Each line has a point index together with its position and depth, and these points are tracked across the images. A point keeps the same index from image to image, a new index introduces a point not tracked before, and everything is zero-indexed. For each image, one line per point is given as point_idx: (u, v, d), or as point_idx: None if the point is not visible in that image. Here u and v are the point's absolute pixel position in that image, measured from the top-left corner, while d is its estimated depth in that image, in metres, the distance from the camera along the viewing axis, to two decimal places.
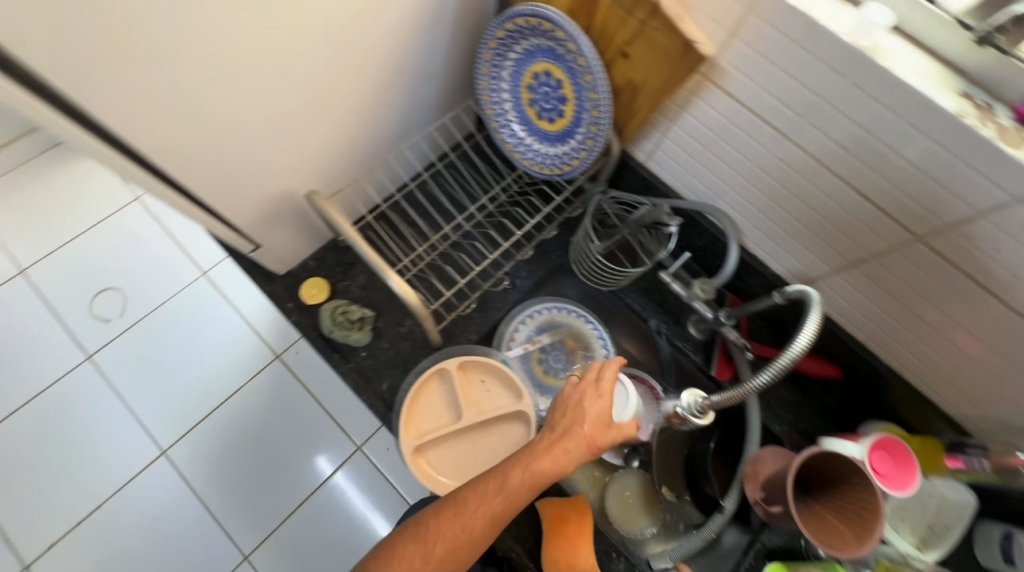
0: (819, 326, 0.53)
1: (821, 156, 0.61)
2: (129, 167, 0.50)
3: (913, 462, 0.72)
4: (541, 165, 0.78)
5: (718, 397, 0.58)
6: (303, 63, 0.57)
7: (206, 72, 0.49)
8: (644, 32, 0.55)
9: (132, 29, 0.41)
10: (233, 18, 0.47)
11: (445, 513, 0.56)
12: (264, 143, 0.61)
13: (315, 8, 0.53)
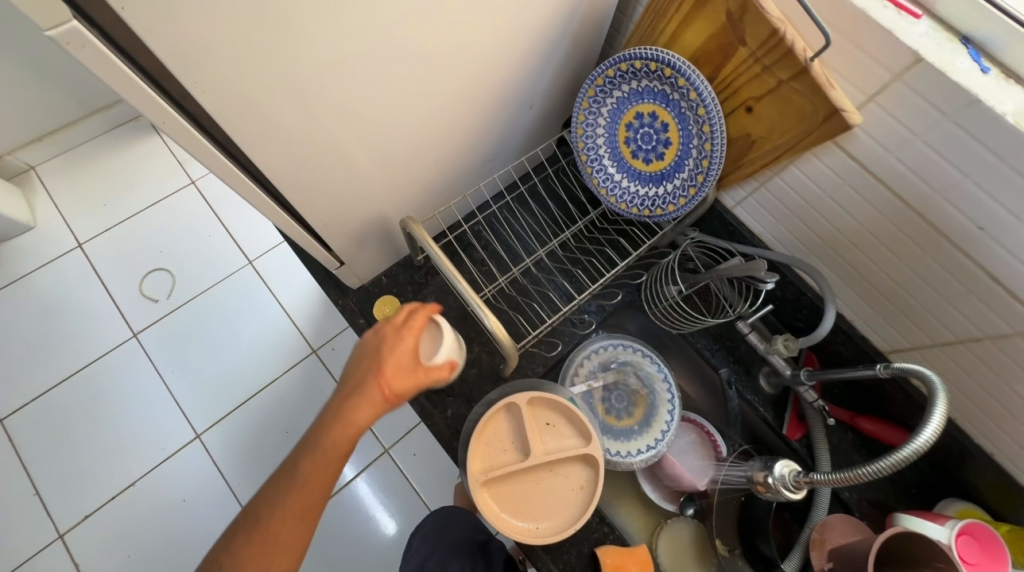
0: (945, 419, 0.50)
1: (947, 230, 0.58)
2: (248, 187, 0.49)
3: (1005, 555, 0.68)
4: (629, 204, 0.76)
5: (822, 476, 0.55)
6: (426, 95, 0.57)
7: (346, 102, 0.49)
8: (781, 90, 0.53)
9: (291, 62, 0.41)
10: (378, 53, 0.47)
11: (250, 538, 0.47)
12: (372, 167, 0.61)
13: (449, 43, 0.53)
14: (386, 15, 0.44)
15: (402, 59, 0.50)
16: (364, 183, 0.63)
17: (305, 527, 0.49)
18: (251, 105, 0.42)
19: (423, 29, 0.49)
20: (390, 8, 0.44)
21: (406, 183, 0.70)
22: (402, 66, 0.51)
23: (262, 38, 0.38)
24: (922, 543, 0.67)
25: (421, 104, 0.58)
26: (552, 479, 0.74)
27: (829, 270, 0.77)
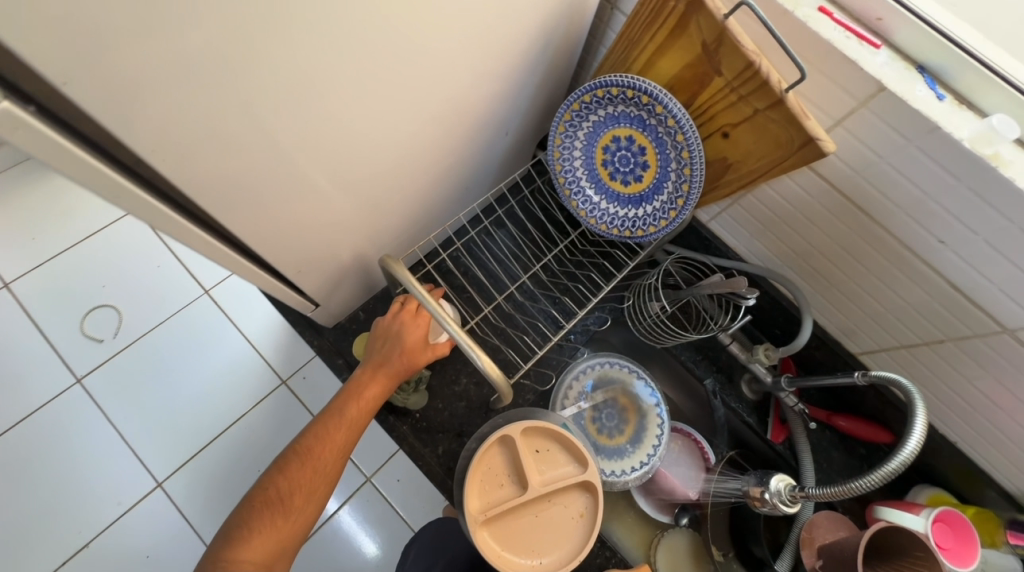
0: (925, 431, 0.52)
1: (910, 243, 0.61)
2: (212, 244, 0.45)
3: (974, 538, 0.73)
4: (609, 225, 0.76)
5: (817, 491, 0.56)
6: (403, 132, 0.55)
7: (323, 147, 0.47)
8: (757, 118, 0.54)
9: (262, 115, 0.38)
10: (356, 97, 0.45)
11: (300, 470, 0.61)
12: (349, 206, 0.58)
13: (426, 81, 0.51)
14: (361, 60, 0.42)
15: (378, 100, 0.47)
16: (340, 224, 0.60)
17: (341, 456, 0.65)
18: (216, 163, 0.38)
19: (400, 69, 0.46)
20: (367, 52, 0.41)
21: (383, 218, 0.67)
22: (378, 108, 0.48)
23: (230, 93, 0.35)
24: (900, 534, 0.71)
25: (398, 141, 0.55)
26: (551, 510, 0.72)
27: (802, 279, 0.80)
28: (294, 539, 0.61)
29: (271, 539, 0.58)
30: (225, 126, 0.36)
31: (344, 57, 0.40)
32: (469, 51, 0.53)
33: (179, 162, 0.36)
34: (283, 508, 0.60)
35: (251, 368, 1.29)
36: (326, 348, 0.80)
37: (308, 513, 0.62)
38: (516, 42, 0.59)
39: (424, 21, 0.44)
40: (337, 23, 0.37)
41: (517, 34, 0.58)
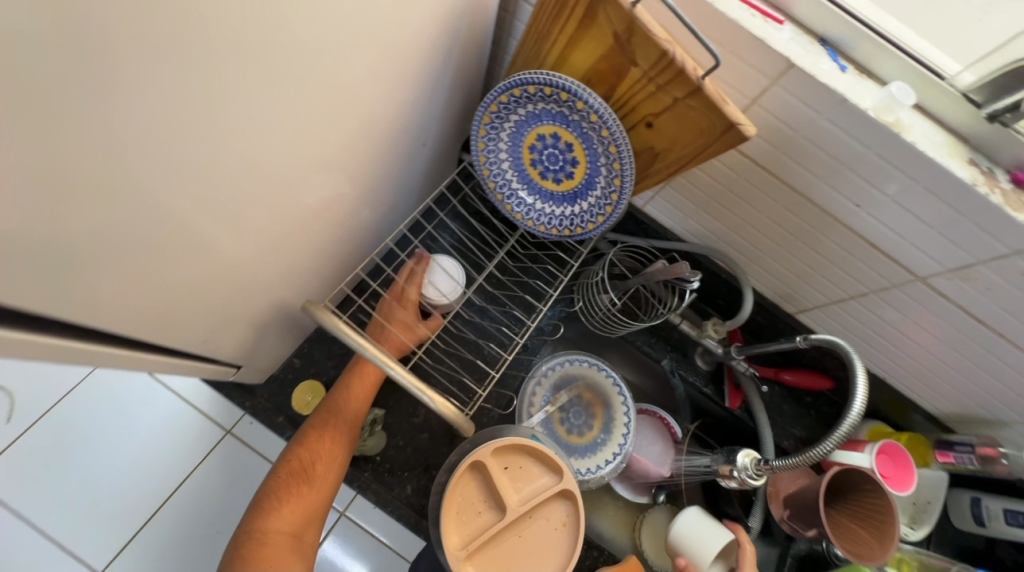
0: (867, 388, 0.55)
1: (831, 209, 0.64)
2: (84, 353, 0.37)
3: (910, 464, 0.81)
4: (547, 226, 0.73)
5: (781, 463, 0.59)
6: (302, 171, 0.47)
7: (206, 209, 0.39)
8: (677, 107, 0.53)
9: (118, 200, 0.31)
10: (235, 146, 0.37)
11: (319, 440, 0.62)
12: (254, 259, 0.50)
13: (319, 112, 0.44)
14: (233, 106, 0.35)
15: (265, 143, 0.40)
16: (247, 281, 0.52)
17: (355, 428, 0.66)
18: (67, 269, 0.31)
19: (285, 106, 0.39)
20: (238, 96, 0.34)
21: (300, 261, 0.59)
22: (267, 153, 0.41)
23: (66, 191, 0.27)
24: (851, 473, 0.78)
25: (300, 182, 0.48)
26: (534, 525, 0.71)
27: (736, 252, 0.82)
28: (319, 510, 0.60)
29: (298, 508, 0.57)
30: (68, 228, 0.29)
31: (211, 107, 0.33)
32: (363, 70, 0.46)
33: (11, 284, 0.28)
34: (306, 476, 0.59)
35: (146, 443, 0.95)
36: (261, 407, 0.71)
37: (330, 482, 0.61)
38: (415, 51, 0.53)
39: (304, 49, 0.37)
40: (195, 68, 0.30)
41: (414, 42, 0.52)
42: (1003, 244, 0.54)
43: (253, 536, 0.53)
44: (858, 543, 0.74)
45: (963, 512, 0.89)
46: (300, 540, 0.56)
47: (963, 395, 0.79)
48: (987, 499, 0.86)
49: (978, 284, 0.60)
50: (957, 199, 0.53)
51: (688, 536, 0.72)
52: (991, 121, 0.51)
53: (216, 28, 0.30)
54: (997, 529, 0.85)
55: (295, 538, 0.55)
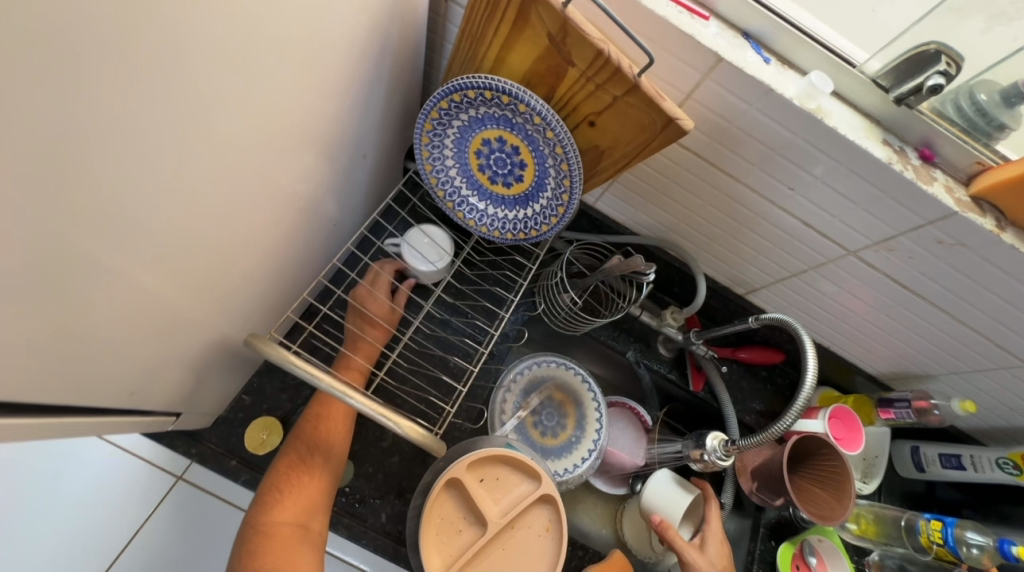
0: (817, 361, 0.58)
1: (767, 194, 0.67)
2: None
3: (858, 425, 0.86)
4: (501, 231, 0.72)
5: (747, 443, 0.61)
6: (235, 199, 0.44)
7: (120, 251, 0.35)
8: (618, 105, 0.53)
9: (1, 255, 0.26)
10: (149, 180, 0.33)
11: (314, 429, 0.62)
12: (184, 298, 0.45)
13: (245, 133, 0.41)
14: (140, 137, 0.31)
15: (187, 173, 0.37)
16: (178, 322, 0.47)
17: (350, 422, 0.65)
18: None
19: (205, 130, 0.36)
20: (144, 126, 0.31)
21: (239, 292, 0.55)
22: (193, 182, 0.37)
23: None
24: (809, 441, 0.82)
25: (232, 208, 0.44)
26: (517, 534, 0.70)
27: (685, 240, 0.84)
28: (324, 499, 0.59)
29: (302, 499, 0.57)
30: None
31: (114, 140, 0.29)
32: (290, 86, 0.43)
33: None
34: (305, 467, 0.59)
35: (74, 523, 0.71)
36: (209, 454, 0.65)
37: (331, 470, 0.61)
38: (344, 62, 0.51)
39: (220, 69, 0.34)
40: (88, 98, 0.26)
41: (342, 52, 0.50)
42: (919, 216, 0.59)
43: (260, 531, 0.53)
44: (822, 506, 0.80)
45: (905, 462, 0.97)
46: (307, 529, 0.55)
47: (896, 354, 0.86)
48: (923, 446, 0.95)
49: (900, 253, 0.65)
50: (877, 177, 0.57)
51: (658, 499, 0.74)
52: (898, 104, 0.55)
53: (110, 51, 0.26)
54: (934, 473, 0.93)
55: (302, 528, 0.55)
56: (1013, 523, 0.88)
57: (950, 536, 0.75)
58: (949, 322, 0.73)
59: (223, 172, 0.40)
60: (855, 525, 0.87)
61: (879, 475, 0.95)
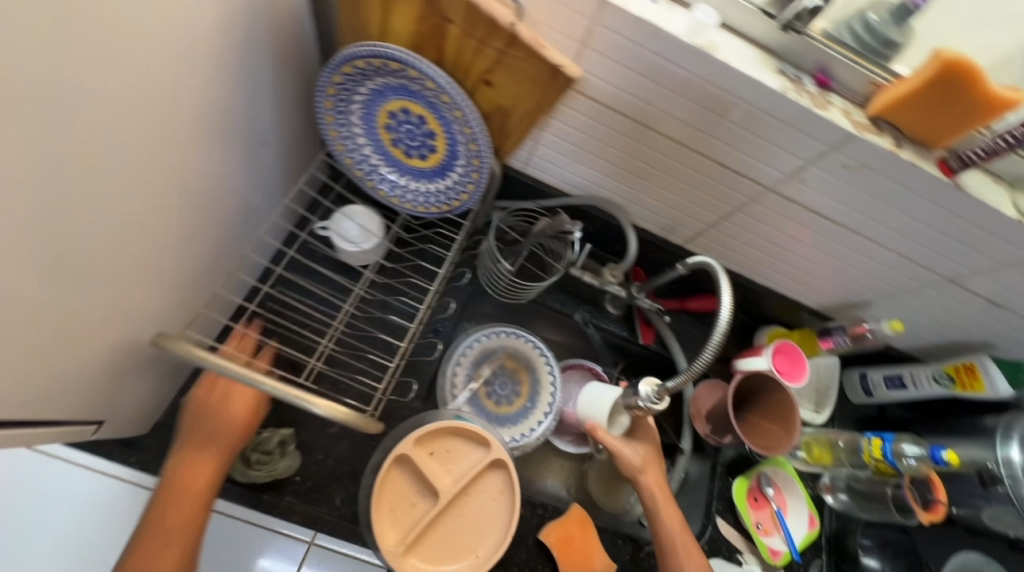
0: (733, 295, 0.59)
1: (680, 138, 0.67)
2: None
3: (801, 357, 0.89)
4: (426, 205, 0.72)
5: (674, 384, 0.63)
6: (113, 198, 0.42)
7: None
8: (506, 60, 0.52)
9: None
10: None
11: (160, 522, 0.55)
12: (79, 309, 0.44)
13: (105, 130, 0.39)
14: None
15: (42, 176, 0.35)
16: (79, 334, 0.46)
17: (210, 480, 0.58)
18: None
19: (53, 127, 0.35)
20: None
21: (148, 295, 0.53)
22: (53, 183, 0.36)
23: None
24: (755, 378, 0.85)
25: (114, 208, 0.43)
26: (472, 500, 0.71)
27: (616, 196, 0.84)
28: None
29: None
30: None
31: None
32: (150, 73, 0.41)
33: None
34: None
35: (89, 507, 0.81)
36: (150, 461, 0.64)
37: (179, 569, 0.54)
38: (216, 43, 0.48)
39: (52, 60, 0.33)
40: None
41: (210, 32, 0.47)
42: (822, 142, 0.59)
43: None
44: (769, 438, 0.82)
45: (854, 387, 1.00)
46: None
47: (832, 285, 0.87)
48: (870, 372, 0.97)
49: (814, 184, 0.66)
50: (779, 108, 0.57)
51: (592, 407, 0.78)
52: (786, 31, 0.56)
53: None
54: (881, 396, 0.95)
55: None
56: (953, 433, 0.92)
57: (890, 451, 0.78)
58: (874, 248, 0.74)
59: (88, 169, 0.38)
60: (807, 454, 0.89)
61: (830, 404, 0.97)
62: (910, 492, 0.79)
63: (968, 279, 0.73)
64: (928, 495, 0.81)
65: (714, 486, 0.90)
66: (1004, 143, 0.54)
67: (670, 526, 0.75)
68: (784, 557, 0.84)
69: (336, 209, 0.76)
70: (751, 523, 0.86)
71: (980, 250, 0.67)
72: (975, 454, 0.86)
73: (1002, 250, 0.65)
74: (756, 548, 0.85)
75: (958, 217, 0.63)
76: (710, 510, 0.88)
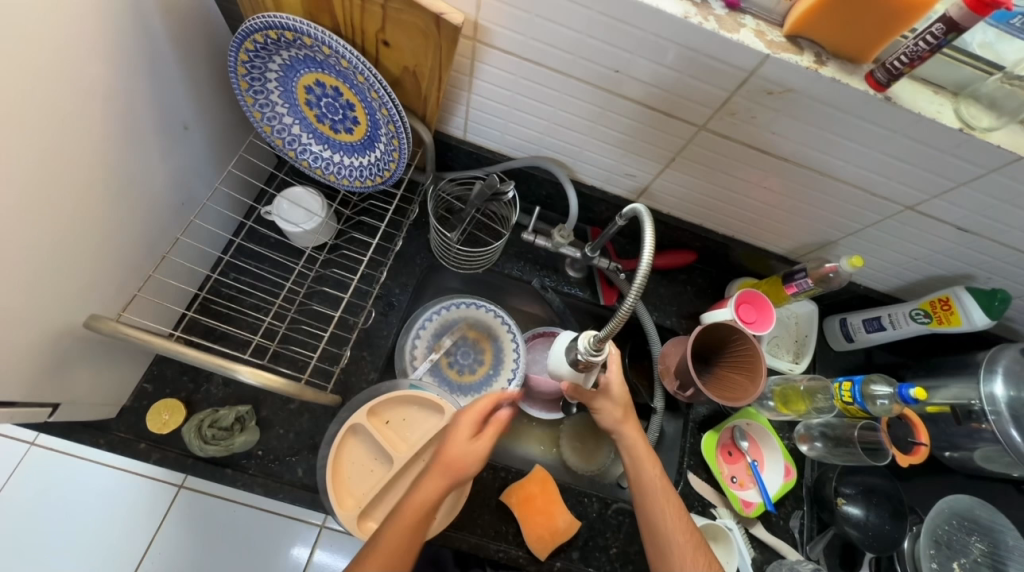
0: (656, 235, 0.57)
1: (600, 82, 0.65)
2: None
3: (768, 304, 0.86)
4: (360, 179, 0.73)
5: (603, 332, 0.59)
6: (16, 178, 0.45)
7: None
8: (390, 14, 0.52)
9: None
10: None
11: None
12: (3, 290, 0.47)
13: None
14: None
15: None
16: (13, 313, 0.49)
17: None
18: None
19: None
20: None
21: (83, 279, 0.56)
22: None
23: None
24: (719, 329, 0.82)
25: (19, 190, 0.45)
26: (429, 464, 0.73)
27: (560, 154, 0.81)
28: None
29: None
30: None
31: None
32: (32, 54, 0.43)
33: None
34: None
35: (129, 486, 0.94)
36: (118, 441, 0.68)
37: None
38: (108, 25, 0.50)
39: None
40: None
41: (100, 15, 0.49)
42: (738, 67, 0.56)
43: None
44: (737, 389, 0.79)
45: (835, 334, 0.95)
46: None
47: (795, 227, 0.83)
48: (850, 317, 0.93)
49: (744, 115, 0.63)
50: (684, 35, 0.55)
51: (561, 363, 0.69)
52: None
53: None
54: (861, 341, 0.91)
55: None
56: (939, 373, 0.88)
57: (860, 394, 0.76)
58: (825, 181, 0.70)
59: None
60: (777, 402, 0.86)
61: (809, 352, 0.93)
62: (885, 433, 0.77)
63: (929, 204, 0.68)
64: (908, 438, 0.78)
65: (685, 442, 0.88)
66: (925, 45, 0.49)
67: (648, 477, 0.70)
68: (757, 508, 0.82)
69: (278, 194, 0.78)
70: (721, 475, 0.84)
71: (930, 169, 0.63)
72: (959, 392, 0.82)
73: (954, 167, 0.61)
74: (728, 501, 0.83)
75: (897, 134, 0.59)
76: (682, 466, 0.86)
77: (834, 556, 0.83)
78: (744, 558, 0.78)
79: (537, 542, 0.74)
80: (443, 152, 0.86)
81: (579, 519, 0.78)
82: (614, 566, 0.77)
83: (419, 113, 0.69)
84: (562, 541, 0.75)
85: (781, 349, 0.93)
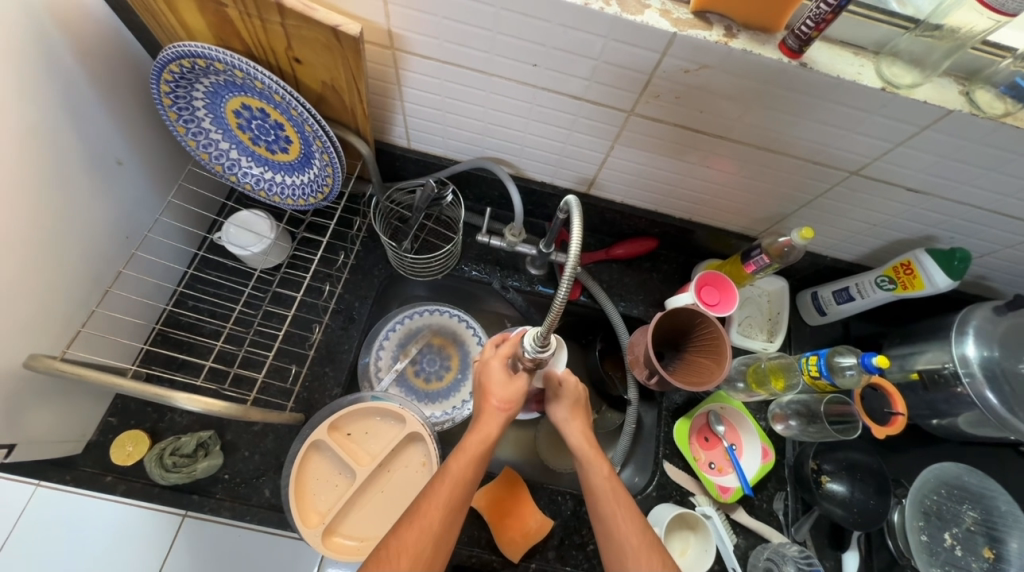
0: (584, 229, 0.53)
1: (522, 77, 0.64)
2: None
3: (729, 284, 0.85)
4: (304, 196, 0.73)
5: (542, 327, 0.55)
6: None
7: None
8: (290, 31, 0.54)
9: None
10: None
11: None
12: None
13: None
14: None
15: None
16: None
17: None
18: None
19: None
20: None
21: (28, 322, 0.57)
22: None
23: None
24: (680, 314, 0.80)
25: None
26: (395, 474, 0.73)
27: (504, 153, 0.81)
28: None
29: None
30: None
31: None
32: None
33: None
34: None
35: (86, 524, 0.79)
36: (85, 476, 0.69)
37: None
38: (18, 75, 0.52)
39: None
40: None
41: (10, 69, 0.51)
42: (650, 50, 0.56)
43: None
44: (704, 373, 0.77)
45: (807, 309, 0.92)
46: None
47: (748, 206, 0.82)
48: (820, 289, 0.90)
49: (667, 96, 0.62)
50: (588, 24, 0.55)
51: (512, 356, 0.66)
52: None
53: None
54: (834, 313, 0.88)
55: None
56: (915, 339, 0.85)
57: (825, 367, 0.75)
58: (769, 156, 0.69)
59: None
60: (745, 383, 0.84)
61: (783, 329, 0.90)
62: (856, 405, 0.76)
63: (871, 168, 0.66)
64: (885, 409, 0.76)
65: (659, 433, 0.86)
66: (826, 7, 0.48)
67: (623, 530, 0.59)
68: (735, 493, 0.80)
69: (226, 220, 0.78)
70: (696, 460, 0.83)
71: (864, 133, 0.61)
72: (934, 357, 0.80)
73: (887, 127, 0.59)
74: (705, 487, 0.81)
75: (821, 100, 0.58)
76: (657, 456, 0.84)
77: (822, 535, 0.81)
78: (725, 542, 0.76)
79: (508, 545, 0.73)
80: (390, 162, 0.86)
81: (553, 518, 0.77)
82: (592, 563, 0.76)
83: (351, 126, 0.70)
84: (535, 542, 0.74)
85: (755, 329, 0.90)
